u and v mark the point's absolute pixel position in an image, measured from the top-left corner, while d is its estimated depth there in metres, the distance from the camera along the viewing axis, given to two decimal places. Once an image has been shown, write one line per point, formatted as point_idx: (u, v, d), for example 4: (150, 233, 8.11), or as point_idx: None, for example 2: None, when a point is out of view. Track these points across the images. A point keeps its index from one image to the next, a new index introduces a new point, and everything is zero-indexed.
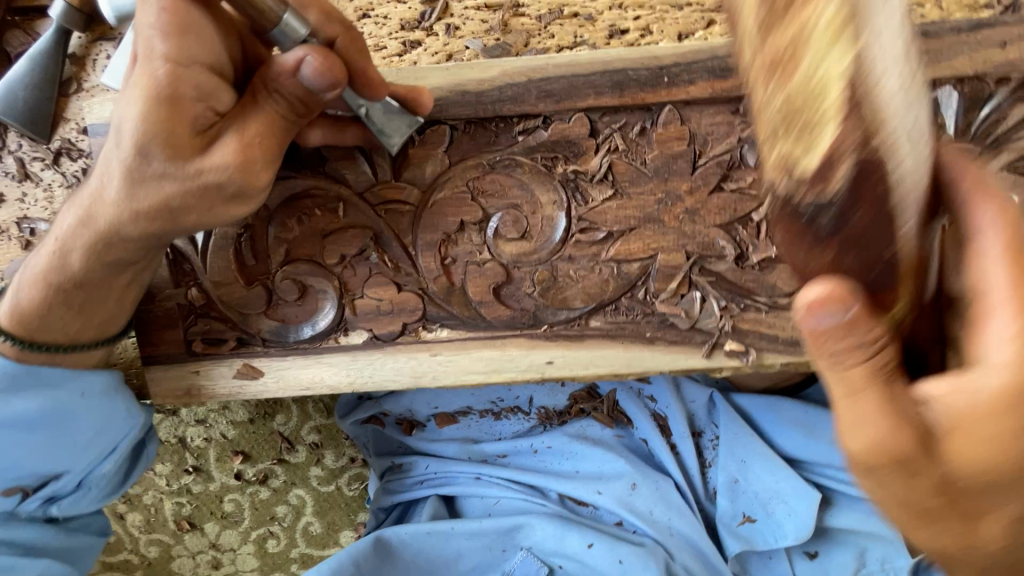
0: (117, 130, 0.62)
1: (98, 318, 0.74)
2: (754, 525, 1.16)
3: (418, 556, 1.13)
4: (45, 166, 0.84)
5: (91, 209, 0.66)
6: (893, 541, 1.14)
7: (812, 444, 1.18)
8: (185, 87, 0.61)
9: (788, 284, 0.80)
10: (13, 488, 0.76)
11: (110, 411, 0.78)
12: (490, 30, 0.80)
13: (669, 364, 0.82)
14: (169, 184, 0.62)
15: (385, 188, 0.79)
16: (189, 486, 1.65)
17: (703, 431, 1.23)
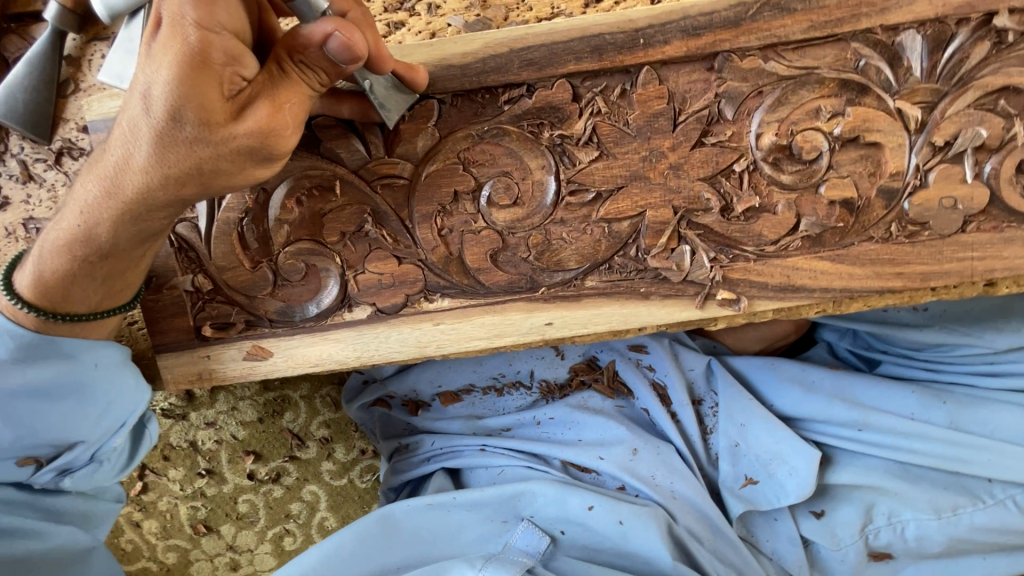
0: (146, 96, 0.63)
1: (118, 284, 0.80)
2: (756, 486, 1.17)
3: (421, 531, 1.14)
4: (48, 166, 0.86)
5: (120, 177, 0.69)
6: (899, 495, 1.14)
7: (810, 402, 1.18)
8: (215, 52, 0.62)
9: (773, 232, 0.84)
10: (30, 457, 0.84)
11: (119, 386, 0.85)
12: (470, 6, 0.82)
13: (664, 317, 0.86)
14: (202, 149, 0.65)
15: (379, 165, 0.82)
16: (202, 490, 1.66)
17: (703, 398, 1.26)
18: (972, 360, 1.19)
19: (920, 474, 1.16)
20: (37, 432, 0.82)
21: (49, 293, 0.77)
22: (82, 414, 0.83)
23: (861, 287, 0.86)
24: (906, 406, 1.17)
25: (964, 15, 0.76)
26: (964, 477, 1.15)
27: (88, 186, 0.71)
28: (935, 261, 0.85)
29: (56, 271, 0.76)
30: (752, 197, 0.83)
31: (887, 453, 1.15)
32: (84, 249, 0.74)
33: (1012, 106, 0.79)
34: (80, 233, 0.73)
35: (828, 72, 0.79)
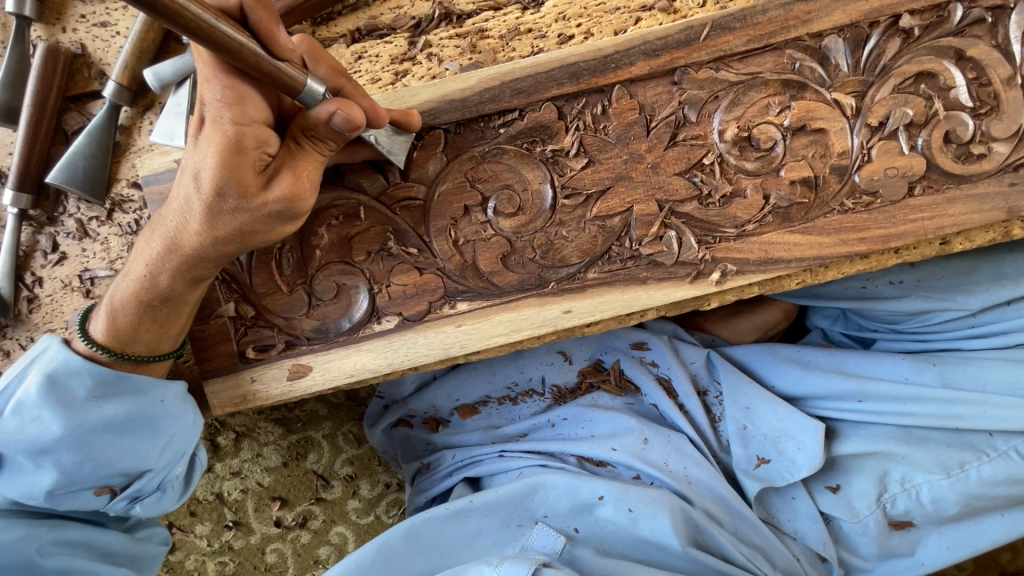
0: (194, 174, 0.75)
1: (173, 329, 0.89)
2: (769, 465, 1.21)
3: (445, 537, 1.18)
4: (101, 223, 0.97)
5: (175, 238, 0.80)
6: (907, 458, 1.16)
7: (808, 378, 1.25)
8: (248, 141, 0.72)
9: (745, 213, 0.95)
10: (103, 487, 0.90)
11: (182, 416, 0.93)
12: (463, 50, 0.96)
13: (662, 297, 0.96)
14: (241, 216, 0.77)
15: (397, 189, 0.93)
16: (230, 543, 1.65)
17: (707, 389, 1.32)
18: (955, 327, 1.24)
19: (923, 435, 1.18)
20: (112, 463, 0.88)
21: (117, 339, 0.87)
22: (153, 443, 0.90)
23: (832, 254, 0.97)
24: (900, 372, 1.21)
25: (874, 19, 0.92)
26: (966, 432, 1.17)
27: (150, 245, 0.82)
28: (891, 224, 0.97)
29: (122, 321, 0.86)
30: (725, 184, 0.95)
31: (889, 418, 1.19)
32: (148, 301, 0.85)
33: (929, 87, 0.94)
34: (142, 289, 0.84)
35: (770, 75, 0.94)
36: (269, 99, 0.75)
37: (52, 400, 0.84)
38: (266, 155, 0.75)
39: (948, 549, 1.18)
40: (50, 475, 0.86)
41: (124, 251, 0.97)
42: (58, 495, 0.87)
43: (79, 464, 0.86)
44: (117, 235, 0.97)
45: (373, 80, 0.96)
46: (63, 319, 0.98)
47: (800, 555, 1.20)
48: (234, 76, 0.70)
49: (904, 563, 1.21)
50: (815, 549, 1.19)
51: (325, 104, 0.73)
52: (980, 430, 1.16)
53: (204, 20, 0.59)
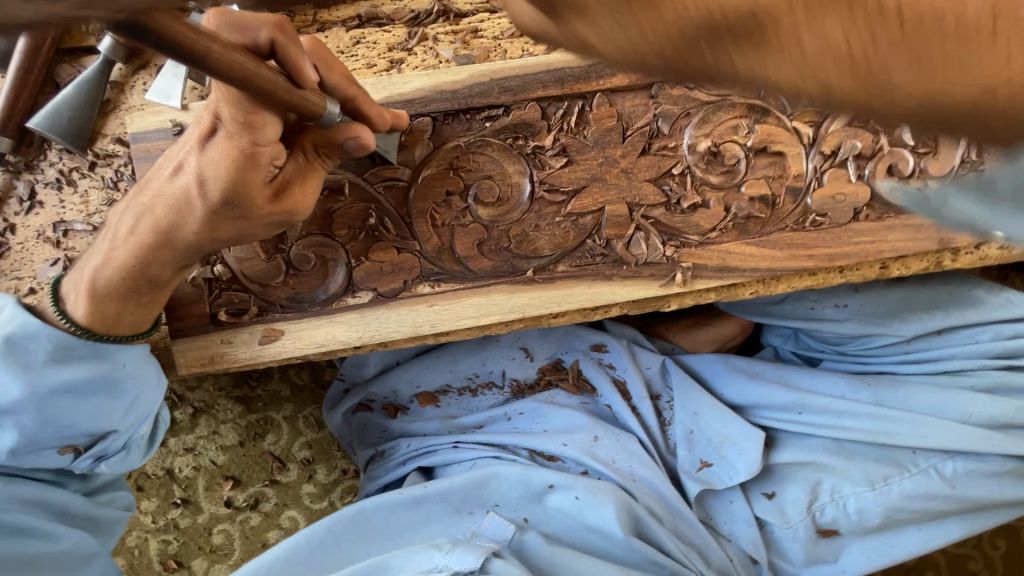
0: (201, 181, 0.77)
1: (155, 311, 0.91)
2: (711, 468, 1.28)
3: (398, 520, 1.19)
4: (82, 175, 0.97)
5: (169, 230, 0.81)
6: (837, 470, 1.25)
7: (752, 389, 1.33)
8: (264, 157, 0.76)
9: (708, 222, 1.03)
10: (67, 446, 0.90)
11: (148, 376, 0.94)
12: (457, 44, 1.01)
13: (626, 294, 1.02)
14: (244, 222, 0.80)
15: (383, 169, 0.97)
16: (176, 521, 1.63)
17: (659, 394, 1.38)
18: (892, 352, 1.34)
19: (854, 449, 1.27)
20: (77, 423, 0.88)
21: (97, 323, 0.86)
22: (120, 401, 0.91)
23: (782, 267, 1.05)
24: (838, 389, 1.31)
25: None
26: (892, 448, 1.26)
27: (134, 234, 0.82)
28: (837, 244, 1.06)
29: (106, 305, 0.86)
30: (694, 195, 1.02)
31: (823, 431, 1.27)
32: (139, 293, 0.86)
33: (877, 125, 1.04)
34: (131, 283, 0.84)
35: (739, 99, 1.02)
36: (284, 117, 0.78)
37: (9, 358, 0.83)
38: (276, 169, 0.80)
39: (868, 558, 1.26)
40: (12, 434, 0.84)
41: (103, 205, 0.98)
42: (20, 454, 0.87)
43: (40, 425, 0.85)
44: (97, 189, 0.98)
45: (368, 65, 0.99)
46: (31, 270, 0.97)
47: (734, 556, 1.26)
48: (257, 105, 0.72)
49: (828, 569, 1.27)
50: (748, 551, 1.26)
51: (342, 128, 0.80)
52: (906, 448, 1.25)
53: (253, 69, 0.63)
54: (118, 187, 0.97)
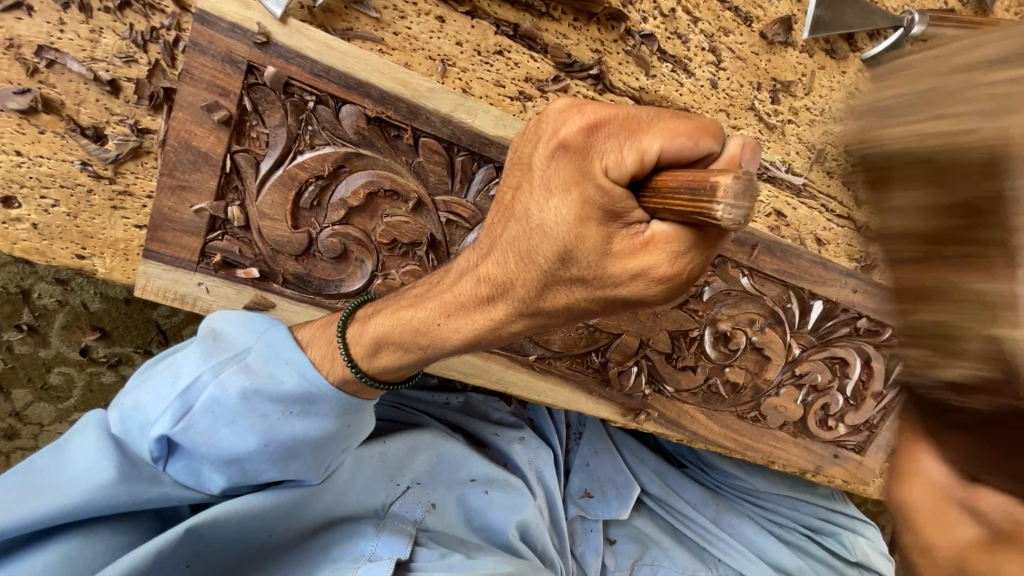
0: (535, 230, 0.65)
1: (380, 359, 0.83)
2: (590, 499, 1.45)
3: (340, 492, 1.09)
4: (105, 7, 0.74)
5: (431, 326, 0.78)
6: (665, 548, 1.45)
7: (641, 464, 1.53)
8: (582, 149, 0.60)
9: (687, 383, 1.14)
10: (240, 464, 0.85)
11: (283, 414, 0.84)
12: None
13: (592, 409, 1.11)
14: (477, 298, 0.74)
15: (454, 203, 0.89)
16: (10, 344, 1.42)
17: (572, 424, 1.54)
18: (796, 522, 1.53)
19: (684, 541, 1.49)
20: (286, 470, 0.88)
21: (362, 351, 0.82)
22: (310, 453, 0.87)
23: (714, 439, 1.21)
24: (696, 499, 1.52)
25: (849, 306, 1.15)
26: (709, 555, 1.48)
27: (422, 310, 0.79)
28: (757, 439, 1.25)
29: (365, 335, 0.82)
30: (689, 357, 1.12)
31: (671, 520, 1.50)
32: (420, 364, 0.82)
33: (838, 369, 1.22)
34: (414, 340, 0.80)
35: (769, 301, 1.11)
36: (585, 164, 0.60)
37: (182, 370, 0.84)
38: (641, 223, 0.59)
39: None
40: (233, 471, 0.86)
41: (115, 59, 0.76)
42: (200, 461, 0.87)
43: (189, 437, 0.82)
44: (116, 34, 0.75)
45: (496, 84, 0.89)
46: None
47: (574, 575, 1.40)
48: (589, 137, 0.60)
49: None
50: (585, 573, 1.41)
51: (664, 143, 0.57)
52: (718, 558, 1.46)
53: (596, 128, 0.59)
54: (146, 50, 0.76)
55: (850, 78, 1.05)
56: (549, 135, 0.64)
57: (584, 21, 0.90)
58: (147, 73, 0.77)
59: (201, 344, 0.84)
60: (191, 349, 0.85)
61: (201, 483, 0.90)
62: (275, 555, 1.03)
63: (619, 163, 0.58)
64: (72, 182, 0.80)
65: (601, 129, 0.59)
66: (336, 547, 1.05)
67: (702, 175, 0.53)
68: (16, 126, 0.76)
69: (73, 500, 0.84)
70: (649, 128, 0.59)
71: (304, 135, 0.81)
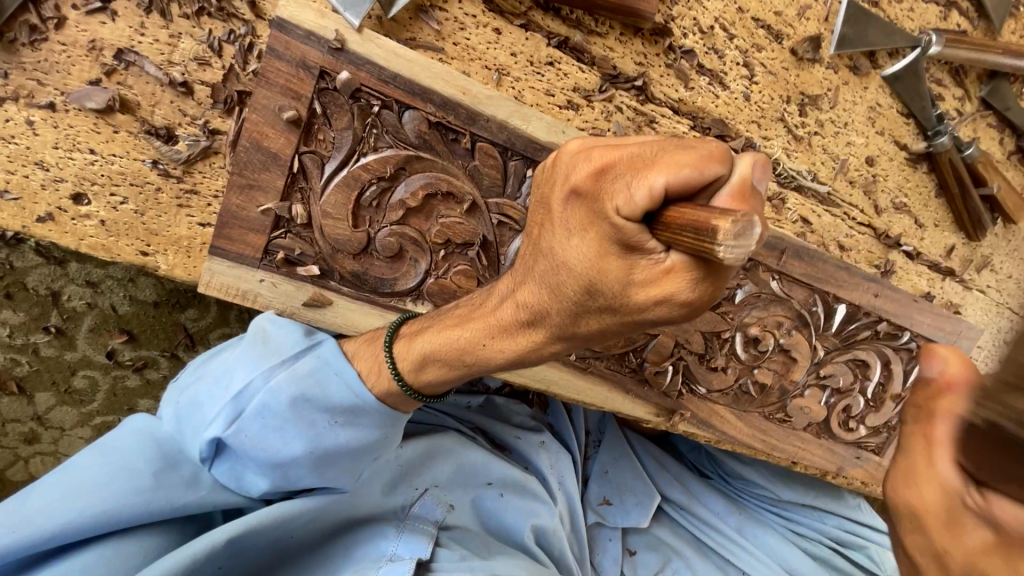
0: (557, 266, 0.59)
1: (424, 375, 0.81)
2: (609, 506, 1.45)
3: (356, 493, 1.02)
4: (184, 13, 0.77)
5: (472, 347, 0.75)
6: (687, 559, 1.46)
7: (660, 471, 1.55)
8: (593, 194, 0.54)
9: (718, 384, 1.18)
10: (284, 470, 0.85)
11: (328, 421, 0.84)
12: (632, 126, 0.99)
13: (630, 409, 1.14)
14: (509, 328, 0.70)
15: (506, 206, 0.93)
16: (37, 346, 1.41)
17: (591, 432, 1.56)
18: (820, 536, 1.54)
19: (706, 549, 1.50)
20: (326, 476, 0.88)
21: (407, 366, 0.81)
22: (350, 463, 0.88)
23: (741, 440, 1.25)
24: (716, 505, 1.54)
25: (871, 311, 1.20)
26: (730, 566, 1.48)
27: (461, 328, 0.76)
28: (783, 440, 1.28)
29: (409, 356, 0.81)
30: (720, 358, 1.16)
31: (691, 528, 1.51)
32: (464, 378, 0.80)
33: (859, 371, 1.26)
34: (458, 358, 0.77)
35: (796, 304, 1.15)
36: (596, 207, 0.53)
37: (232, 376, 0.85)
38: (658, 252, 0.52)
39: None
40: (277, 476, 0.86)
41: (191, 62, 0.79)
42: (241, 466, 0.86)
43: (237, 443, 0.83)
44: (193, 39, 0.78)
45: (547, 93, 0.94)
46: (62, 82, 0.76)
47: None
48: (600, 180, 0.53)
49: None
50: None
51: (669, 183, 0.49)
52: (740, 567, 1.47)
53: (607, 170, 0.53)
54: (220, 54, 0.79)
55: (870, 93, 1.11)
56: (560, 179, 0.58)
57: (630, 36, 0.96)
58: (221, 77, 0.80)
59: (254, 348, 0.85)
60: (242, 352, 0.86)
61: (242, 487, 0.88)
62: (298, 561, 0.98)
63: (629, 201, 0.51)
64: (141, 180, 0.82)
65: (614, 173, 0.53)
66: (357, 549, 1.00)
67: (706, 217, 0.46)
68: (92, 126, 0.79)
69: (117, 503, 0.80)
70: (657, 164, 0.51)
71: (368, 138, 0.84)
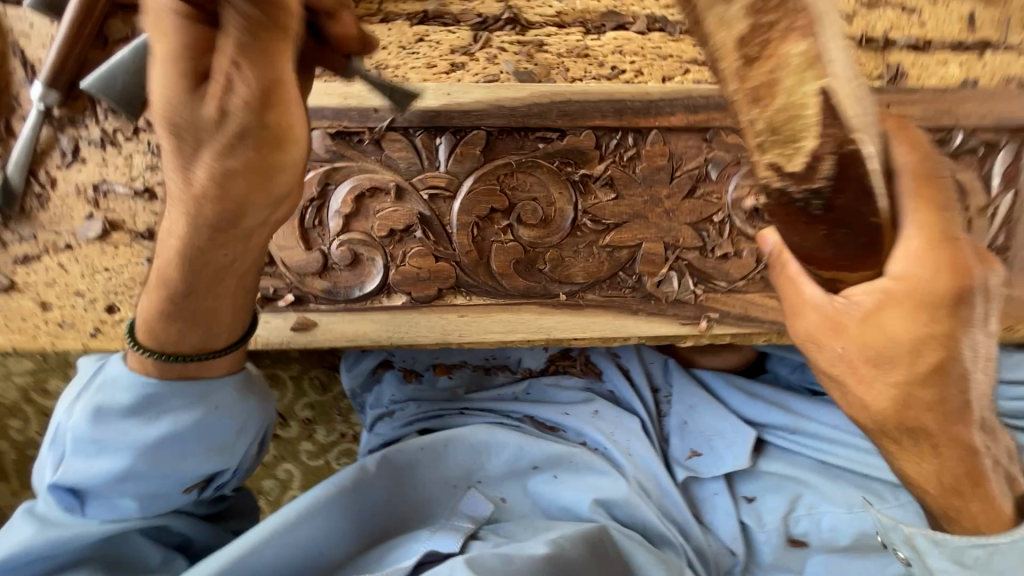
0: (193, 191, 0.68)
1: (214, 339, 0.87)
2: (700, 457, 1.30)
3: (401, 498, 1.13)
4: (128, 137, 0.97)
5: (222, 276, 0.80)
6: (817, 487, 1.26)
7: (750, 403, 1.35)
8: (201, 77, 0.62)
9: (738, 272, 1.06)
10: (132, 483, 0.90)
11: (137, 422, 0.89)
12: (520, 57, 1.00)
13: (650, 329, 1.05)
14: (205, 240, 0.74)
15: (431, 177, 0.98)
16: None
17: (659, 387, 1.42)
18: None
19: (837, 473, 1.29)
20: (189, 471, 0.93)
21: (149, 338, 0.86)
22: (214, 446, 0.94)
23: None
24: (834, 420, 1.31)
25: None
26: (872, 480, 1.26)
27: (160, 272, 0.80)
28: None
29: (169, 328, 0.85)
30: (728, 244, 1.04)
31: (810, 451, 1.30)
32: (184, 312, 0.82)
33: None
34: (183, 299, 0.82)
35: None
36: (195, 88, 0.61)
37: (59, 421, 0.92)
38: (208, 103, 0.61)
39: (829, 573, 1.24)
40: (137, 491, 0.91)
41: (146, 171, 0.98)
42: (95, 499, 0.90)
43: (76, 475, 0.89)
44: (142, 153, 0.97)
45: (428, 65, 0.98)
46: (70, 225, 0.98)
47: (712, 544, 1.24)
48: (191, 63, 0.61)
49: None
50: (727, 545, 1.25)
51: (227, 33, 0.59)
52: (885, 481, 1.26)
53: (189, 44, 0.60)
54: (162, 155, 0.97)
55: None
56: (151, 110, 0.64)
57: None
58: (169, 173, 0.98)
59: (67, 392, 0.94)
60: (64, 397, 0.94)
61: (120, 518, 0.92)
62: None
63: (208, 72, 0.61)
64: (146, 278, 1.01)
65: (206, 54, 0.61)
66: (394, 550, 1.04)
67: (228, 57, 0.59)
68: (101, 250, 0.99)
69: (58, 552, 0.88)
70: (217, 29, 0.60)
71: None
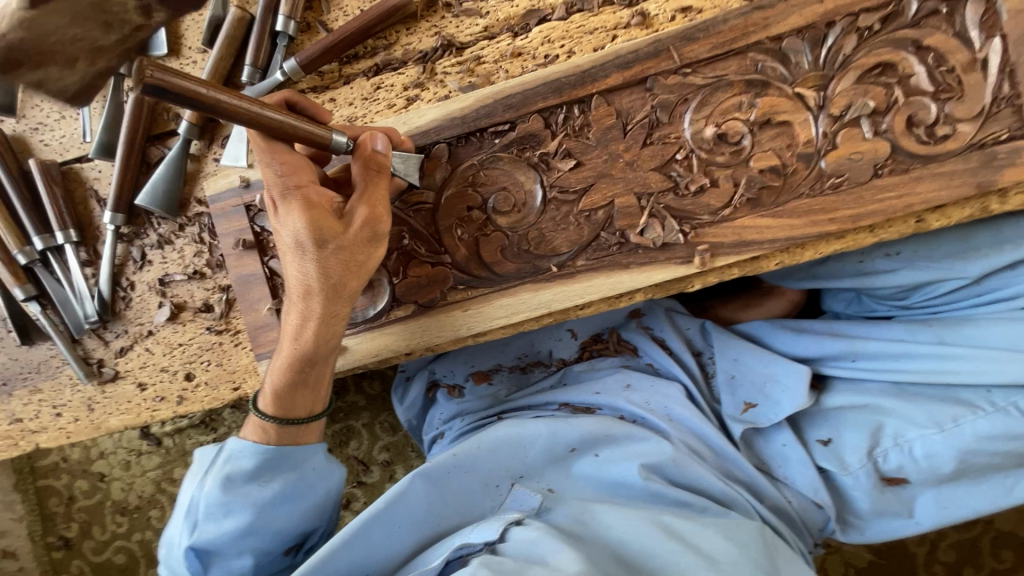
0: (334, 251, 0.98)
1: (323, 391, 1.10)
2: (755, 409, 1.21)
3: (441, 505, 1.15)
4: (177, 234, 1.20)
5: (339, 332, 1.06)
6: (897, 412, 1.13)
7: (800, 341, 1.26)
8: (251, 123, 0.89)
9: (719, 201, 1.05)
10: (257, 536, 1.08)
11: (261, 486, 1.07)
12: (462, 74, 1.15)
13: (646, 279, 1.07)
14: (332, 301, 1.01)
15: (410, 196, 1.10)
16: None
17: (701, 351, 1.34)
18: None
19: (917, 392, 1.15)
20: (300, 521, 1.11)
21: (282, 400, 1.08)
22: (306, 506, 1.12)
23: (803, 234, 1.05)
24: (895, 333, 1.19)
25: (830, 19, 1.00)
26: (960, 389, 1.12)
27: (282, 357, 1.06)
28: (860, 205, 1.04)
29: (296, 379, 1.07)
30: (701, 176, 1.05)
31: (881, 375, 1.18)
32: (318, 369, 1.07)
33: (889, 76, 1.01)
34: (313, 355, 1.06)
35: (735, 77, 1.03)
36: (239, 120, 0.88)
37: (187, 494, 1.10)
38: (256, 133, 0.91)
39: (943, 509, 1.13)
40: (259, 542, 1.08)
41: (195, 256, 1.20)
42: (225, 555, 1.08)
43: (211, 537, 1.06)
44: (189, 244, 1.20)
45: (391, 105, 1.16)
46: (149, 315, 1.21)
47: (792, 500, 1.18)
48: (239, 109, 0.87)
49: (900, 523, 1.16)
50: (809, 496, 1.16)
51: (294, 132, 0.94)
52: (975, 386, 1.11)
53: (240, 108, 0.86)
54: (204, 240, 1.20)
55: None
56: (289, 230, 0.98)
57: (415, 24, 1.18)
58: (212, 254, 1.20)
59: (192, 472, 1.12)
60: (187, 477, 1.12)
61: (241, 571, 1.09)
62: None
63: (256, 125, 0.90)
64: (210, 344, 1.20)
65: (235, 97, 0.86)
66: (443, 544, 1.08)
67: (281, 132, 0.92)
68: (173, 329, 1.21)
69: None
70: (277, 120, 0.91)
71: None
